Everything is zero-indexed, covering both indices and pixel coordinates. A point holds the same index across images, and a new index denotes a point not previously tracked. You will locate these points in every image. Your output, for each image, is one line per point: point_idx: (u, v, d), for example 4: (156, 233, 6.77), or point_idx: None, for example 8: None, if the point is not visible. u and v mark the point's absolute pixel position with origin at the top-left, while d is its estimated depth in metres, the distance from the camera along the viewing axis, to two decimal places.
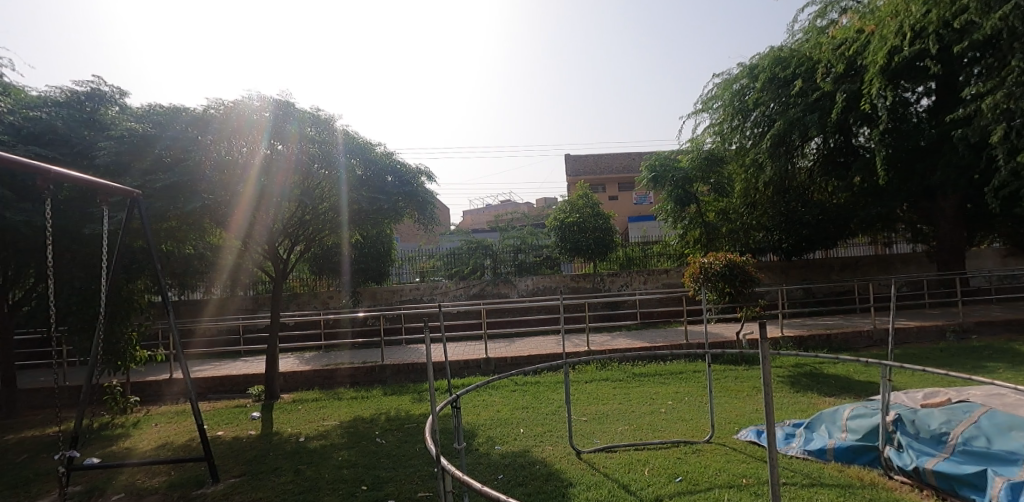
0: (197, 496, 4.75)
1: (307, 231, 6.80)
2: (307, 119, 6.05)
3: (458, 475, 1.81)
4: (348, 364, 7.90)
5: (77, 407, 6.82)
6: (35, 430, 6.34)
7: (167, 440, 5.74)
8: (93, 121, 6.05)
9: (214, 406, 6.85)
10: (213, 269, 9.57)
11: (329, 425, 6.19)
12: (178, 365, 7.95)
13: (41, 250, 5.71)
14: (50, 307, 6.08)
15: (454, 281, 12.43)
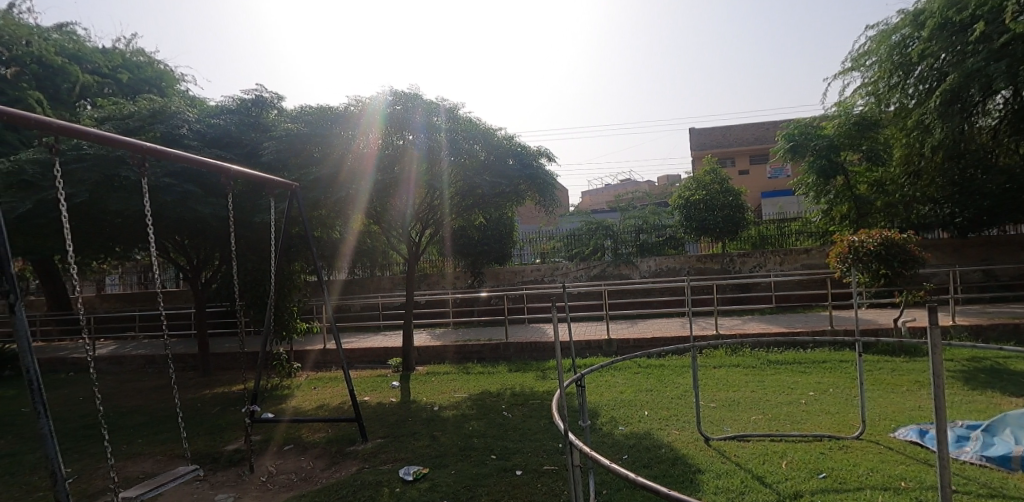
0: (350, 452, 5.39)
1: (437, 216, 7.21)
2: (435, 109, 6.39)
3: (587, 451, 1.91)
4: (476, 341, 8.33)
5: (255, 370, 8.02)
6: (225, 387, 7.60)
7: (324, 402, 6.52)
8: (259, 124, 6.89)
9: (361, 374, 7.65)
10: (354, 251, 10.54)
11: (460, 397, 6.60)
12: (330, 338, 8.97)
13: (225, 237, 6.69)
14: (231, 284, 7.15)
15: (574, 262, 12.47)
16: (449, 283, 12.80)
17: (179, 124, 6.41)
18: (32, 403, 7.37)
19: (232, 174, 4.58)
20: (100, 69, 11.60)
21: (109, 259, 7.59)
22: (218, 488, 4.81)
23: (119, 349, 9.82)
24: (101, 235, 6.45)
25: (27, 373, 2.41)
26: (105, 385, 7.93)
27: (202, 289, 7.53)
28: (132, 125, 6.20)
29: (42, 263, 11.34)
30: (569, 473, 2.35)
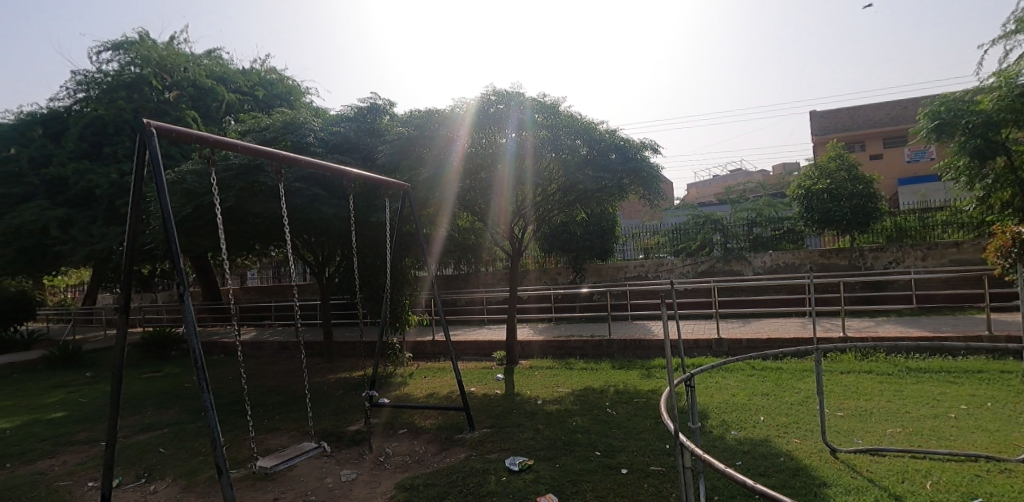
0: (459, 439, 5.63)
1: (539, 212, 7.28)
2: (536, 106, 6.48)
3: (701, 455, 1.95)
4: (578, 337, 8.35)
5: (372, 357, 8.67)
6: (346, 373, 8.31)
7: (434, 390, 6.87)
8: (374, 130, 7.41)
9: (467, 366, 7.97)
10: (459, 248, 10.99)
11: (563, 392, 6.63)
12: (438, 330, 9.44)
13: (346, 235, 7.29)
14: (352, 278, 7.79)
15: (680, 258, 12.04)
16: (551, 279, 12.99)
17: (307, 133, 7.08)
18: (194, 379, 8.57)
19: (351, 176, 5.07)
20: (241, 88, 13.21)
21: (251, 255, 8.61)
22: (343, 464, 5.27)
23: (259, 335, 11.12)
24: (246, 235, 7.32)
25: (193, 354, 2.85)
26: (250, 367, 9.02)
27: (326, 282, 8.28)
28: (268, 136, 6.96)
29: (199, 259, 13.16)
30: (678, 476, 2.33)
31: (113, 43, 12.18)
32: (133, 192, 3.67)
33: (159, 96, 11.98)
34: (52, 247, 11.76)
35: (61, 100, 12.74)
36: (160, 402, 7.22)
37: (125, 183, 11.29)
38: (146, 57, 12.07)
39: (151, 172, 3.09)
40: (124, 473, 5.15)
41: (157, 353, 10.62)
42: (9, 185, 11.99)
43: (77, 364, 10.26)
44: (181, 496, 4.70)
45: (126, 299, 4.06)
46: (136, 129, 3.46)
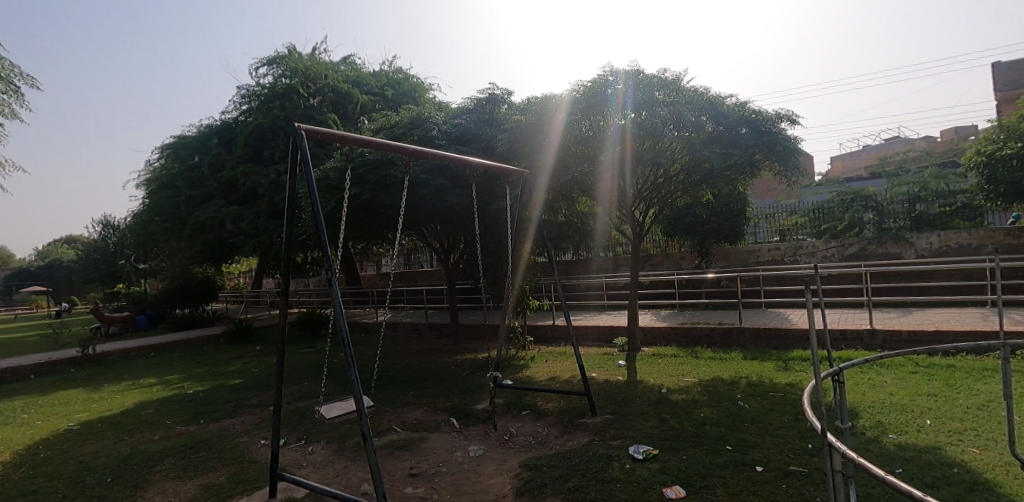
0: (581, 424, 5.64)
1: (660, 194, 6.99)
2: (656, 84, 6.23)
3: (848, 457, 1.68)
4: (706, 324, 7.95)
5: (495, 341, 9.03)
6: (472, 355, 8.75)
7: (556, 374, 6.95)
8: (493, 119, 7.63)
9: (588, 351, 7.96)
10: (577, 234, 11.01)
11: (689, 381, 6.35)
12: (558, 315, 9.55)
13: (470, 223, 7.61)
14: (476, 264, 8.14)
15: (823, 240, 10.95)
16: (675, 264, 12.58)
17: (432, 127, 7.50)
18: (341, 355, 9.57)
19: (473, 165, 5.26)
20: (373, 89, 14.34)
21: (386, 243, 9.37)
22: (471, 440, 5.56)
23: (393, 317, 12.10)
24: (380, 225, 7.98)
25: (342, 332, 3.16)
26: (387, 346, 9.86)
27: (451, 268, 8.74)
28: (398, 132, 7.49)
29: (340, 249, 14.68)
30: (827, 479, 1.99)
31: (268, 60, 14.03)
32: (287, 189, 4.14)
33: (305, 102, 13.53)
34: (227, 239, 13.84)
35: (231, 113, 14.95)
36: (314, 374, 8.17)
37: (280, 182, 12.91)
38: (293, 70, 13.69)
39: (302, 169, 3.45)
40: (288, 434, 5.91)
41: (309, 331, 12.04)
42: (195, 188, 14.33)
43: (248, 339, 11.98)
44: (334, 458, 5.29)
45: (286, 284, 4.61)
46: (289, 131, 3.88)
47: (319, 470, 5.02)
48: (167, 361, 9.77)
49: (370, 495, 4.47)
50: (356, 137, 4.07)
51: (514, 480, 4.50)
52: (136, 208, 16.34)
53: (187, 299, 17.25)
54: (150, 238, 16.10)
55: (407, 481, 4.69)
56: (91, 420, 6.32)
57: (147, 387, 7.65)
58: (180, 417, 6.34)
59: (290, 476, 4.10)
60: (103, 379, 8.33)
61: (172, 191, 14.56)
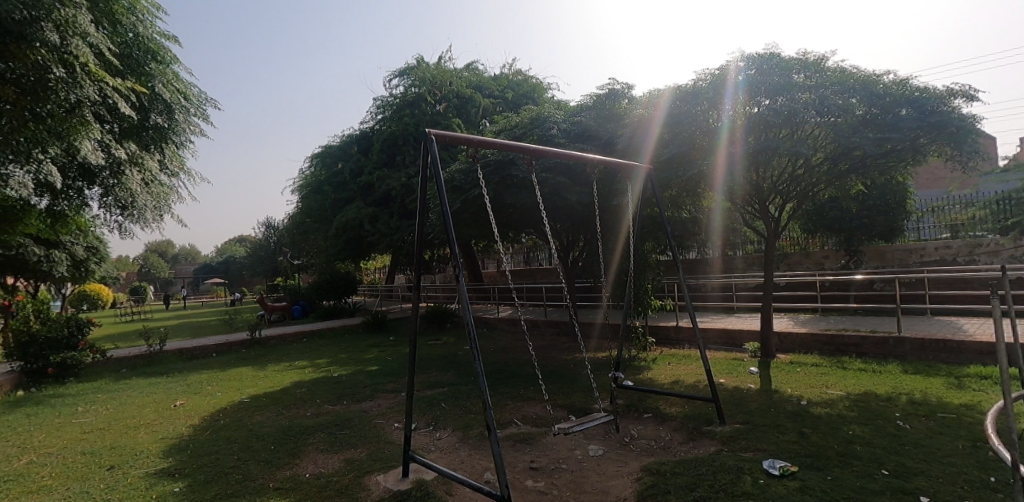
0: (708, 432, 5.33)
1: (800, 187, 6.43)
2: (794, 66, 5.80)
3: None
4: (854, 331, 7.14)
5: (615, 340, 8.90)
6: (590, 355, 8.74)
7: (680, 378, 6.66)
8: (613, 115, 7.53)
9: (715, 356, 7.54)
10: (703, 230, 10.56)
11: (835, 394, 5.74)
12: (681, 316, 9.19)
13: (589, 220, 7.61)
14: (594, 261, 8.09)
15: (1010, 237, 9.26)
16: (816, 264, 11.52)
17: (551, 126, 7.67)
18: (466, 348, 10.07)
19: (594, 163, 5.22)
20: (494, 92, 14.86)
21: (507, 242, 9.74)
22: (590, 439, 5.52)
23: (512, 314, 12.51)
24: (502, 223, 8.25)
25: (469, 327, 3.33)
26: (507, 341, 10.21)
27: (570, 265, 8.83)
28: (519, 133, 7.79)
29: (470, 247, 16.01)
30: None
31: (400, 71, 15.15)
32: (419, 191, 4.41)
33: (432, 108, 14.41)
34: (365, 238, 15.24)
35: (368, 122, 16.36)
36: (441, 364, 8.68)
37: (411, 185, 13.95)
38: (422, 79, 14.66)
39: (432, 171, 3.64)
40: (418, 419, 6.33)
41: (435, 324, 12.86)
42: (339, 192, 15.98)
43: (382, 330, 13.07)
44: (459, 445, 5.56)
45: (418, 279, 4.90)
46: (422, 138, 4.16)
47: (446, 455, 5.31)
48: (317, 346, 11.01)
49: (493, 484, 4.62)
50: (482, 140, 4.23)
51: (636, 484, 4.38)
52: (292, 210, 18.62)
53: (330, 292, 19.32)
54: (302, 236, 18.27)
55: (528, 474, 4.78)
56: (257, 395, 7.29)
57: (303, 368, 8.69)
58: (327, 397, 7.09)
59: (421, 458, 4.44)
60: (268, 360, 9.61)
61: (321, 195, 16.37)
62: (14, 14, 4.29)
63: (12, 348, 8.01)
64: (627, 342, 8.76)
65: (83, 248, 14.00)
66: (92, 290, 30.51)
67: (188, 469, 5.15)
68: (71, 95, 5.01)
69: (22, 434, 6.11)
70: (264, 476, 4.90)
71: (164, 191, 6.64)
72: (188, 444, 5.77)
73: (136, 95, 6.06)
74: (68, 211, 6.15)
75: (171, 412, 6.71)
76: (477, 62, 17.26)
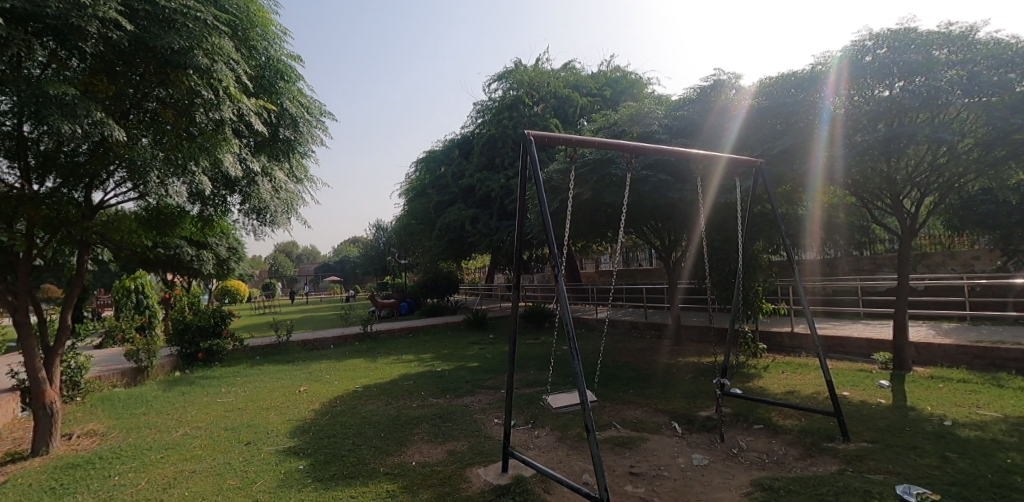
0: (828, 448, 4.89)
1: (943, 179, 5.69)
2: (934, 41, 5.27)
3: None
4: (1012, 344, 6.19)
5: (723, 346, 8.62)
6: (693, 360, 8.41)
7: (796, 389, 6.20)
8: (718, 107, 7.22)
9: (838, 366, 6.95)
10: (823, 228, 9.76)
11: (988, 416, 5.01)
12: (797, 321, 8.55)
13: (693, 219, 7.40)
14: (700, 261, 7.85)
15: None
16: (964, 266, 10.16)
17: (651, 122, 7.79)
18: (564, 348, 10.12)
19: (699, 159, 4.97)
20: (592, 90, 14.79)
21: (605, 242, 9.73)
22: (694, 448, 5.28)
23: (611, 315, 12.39)
24: (600, 222, 8.20)
25: (567, 326, 3.39)
26: (605, 343, 10.14)
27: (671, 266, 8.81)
28: (616, 130, 8.08)
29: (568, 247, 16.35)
30: None
31: (499, 75, 15.60)
32: (518, 192, 4.44)
33: (530, 110, 14.69)
34: (466, 239, 15.97)
35: (469, 127, 16.98)
36: (540, 363, 8.81)
37: (509, 186, 14.30)
38: (519, 82, 15.01)
39: (531, 172, 3.64)
40: (517, 416, 6.46)
41: (534, 323, 13.08)
42: (442, 195, 16.86)
43: (481, 328, 13.54)
44: (557, 445, 5.58)
45: (516, 279, 4.87)
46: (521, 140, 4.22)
47: (544, 454, 5.35)
48: (422, 342, 11.63)
49: (591, 486, 4.58)
50: (580, 140, 4.19)
51: (745, 499, 4.13)
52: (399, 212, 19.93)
53: (433, 290, 20.41)
54: (409, 238, 19.51)
55: (628, 479, 4.68)
56: (369, 385, 7.85)
57: (410, 362, 9.23)
58: (431, 390, 7.45)
59: (520, 455, 4.54)
60: (378, 353, 10.31)
61: (424, 198, 17.30)
62: (173, 44, 5.04)
63: (171, 335, 9.38)
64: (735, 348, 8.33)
65: (227, 248, 16.07)
66: (234, 286, 34.73)
67: (311, 449, 5.66)
68: (216, 114, 5.70)
69: (179, 409, 7.07)
70: (376, 461, 5.25)
71: (292, 197, 7.35)
72: (310, 426, 6.35)
73: (268, 112, 6.74)
74: (214, 216, 6.99)
75: (295, 397, 7.42)
76: (574, 61, 17.26)
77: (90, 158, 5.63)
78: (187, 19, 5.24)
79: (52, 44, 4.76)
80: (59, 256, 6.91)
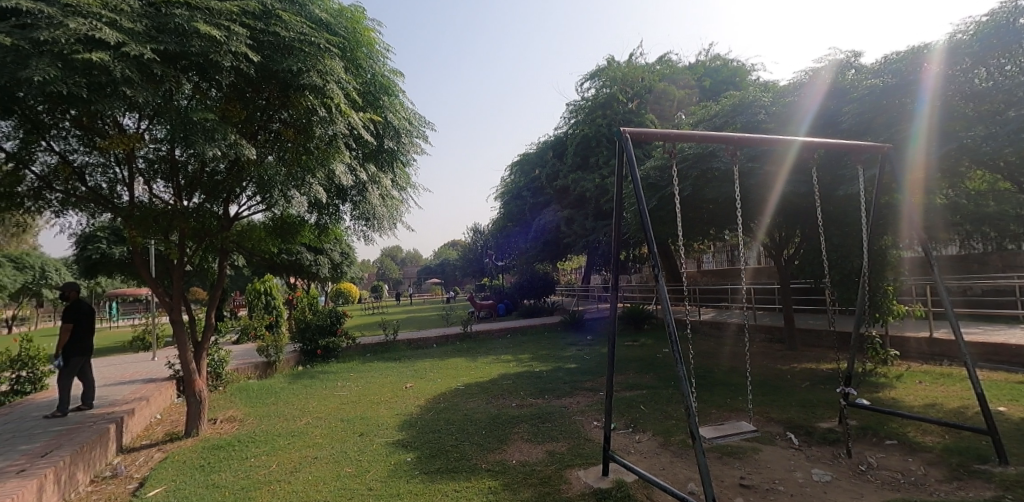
0: (981, 472, 4.29)
1: None
2: None
3: None
4: None
5: (846, 352, 8.08)
6: (810, 367, 7.79)
7: (936, 402, 5.54)
8: (835, 90, 6.81)
9: (991, 378, 6.12)
10: (968, 219, 8.63)
11: None
12: (937, 326, 7.65)
13: (810, 210, 7.14)
14: (819, 254, 7.53)
15: None
16: None
17: (757, 111, 7.39)
18: (664, 351, 9.81)
19: (810, 145, 4.49)
20: (690, 82, 14.48)
21: (708, 240, 9.40)
22: (814, 462, 4.85)
23: (715, 317, 11.94)
24: (703, 219, 7.88)
25: (670, 326, 3.21)
26: (710, 347, 9.71)
27: (783, 264, 8.73)
28: (719, 122, 7.75)
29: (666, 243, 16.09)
30: None
31: (591, 74, 15.51)
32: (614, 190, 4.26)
33: (624, 107, 14.56)
34: (562, 239, 16.30)
35: (562, 128, 17.00)
36: (639, 366, 8.59)
37: (604, 186, 14.22)
38: (612, 79, 14.86)
39: (626, 165, 3.46)
40: (617, 420, 6.35)
41: (633, 325, 12.83)
42: (538, 197, 17.24)
43: (578, 329, 13.55)
44: (659, 451, 5.39)
45: (614, 281, 4.66)
46: (615, 138, 4.02)
47: (645, 459, 5.18)
48: (519, 342, 11.87)
49: (698, 495, 4.37)
50: (681, 135, 3.94)
51: None
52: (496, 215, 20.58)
53: (530, 291, 20.84)
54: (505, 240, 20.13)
55: (738, 491, 4.39)
56: (470, 383, 8.13)
57: (509, 362, 9.44)
58: (530, 390, 7.55)
59: (621, 459, 4.43)
60: (477, 352, 10.68)
61: (521, 201, 17.83)
62: (293, 68, 5.53)
63: (295, 332, 10.37)
64: (860, 353, 7.65)
65: (340, 253, 17.51)
66: (346, 288, 37.64)
67: (418, 443, 5.97)
68: (329, 129, 6.15)
69: (304, 400, 7.81)
70: (478, 458, 5.41)
71: (396, 204, 7.81)
72: (417, 421, 6.70)
73: (374, 125, 7.20)
74: (329, 224, 7.60)
75: (403, 393, 7.86)
76: (669, 53, 16.81)
77: (227, 177, 6.31)
78: (304, 45, 5.74)
79: (196, 78, 5.41)
80: (204, 263, 7.88)
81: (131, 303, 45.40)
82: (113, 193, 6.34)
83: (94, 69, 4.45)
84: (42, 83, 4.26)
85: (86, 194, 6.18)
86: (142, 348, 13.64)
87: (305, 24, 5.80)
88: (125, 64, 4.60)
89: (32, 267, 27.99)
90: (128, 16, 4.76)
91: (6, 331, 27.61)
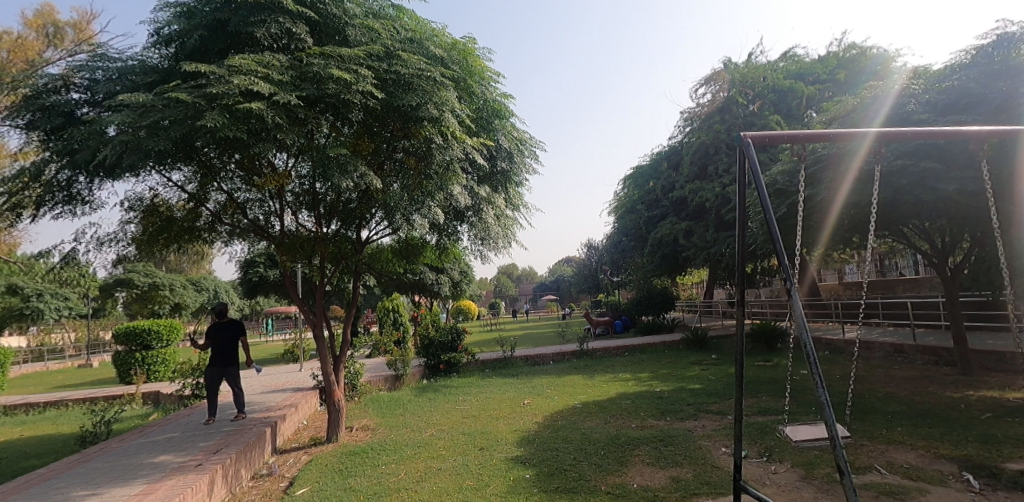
0: None
1: None
2: None
3: None
4: None
5: None
6: (992, 395, 6.59)
7: None
8: (1007, 69, 5.84)
9: None
10: None
11: None
12: None
13: (978, 215, 6.17)
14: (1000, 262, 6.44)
15: None
16: None
17: (906, 101, 6.60)
18: (803, 373, 8.90)
19: (981, 137, 3.71)
20: (821, 77, 13.61)
21: (852, 249, 8.50)
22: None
23: (862, 336, 10.64)
24: (846, 226, 7.11)
25: (805, 349, 2.54)
26: (858, 368, 8.67)
27: (949, 275, 7.58)
28: (858, 117, 7.06)
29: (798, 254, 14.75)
30: None
31: (706, 78, 14.91)
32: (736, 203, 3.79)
33: (745, 110, 13.92)
34: (680, 253, 15.67)
35: (677, 137, 16.49)
36: (772, 389, 7.88)
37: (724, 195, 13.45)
38: (732, 81, 14.30)
39: (749, 170, 3.12)
40: (749, 447, 5.85)
41: (764, 344, 11.85)
42: (652, 209, 16.75)
43: (700, 348, 12.80)
44: (801, 484, 4.81)
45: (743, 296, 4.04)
46: (735, 144, 3.57)
47: (785, 492, 4.66)
48: (639, 360, 11.48)
49: None
50: (812, 134, 3.42)
51: None
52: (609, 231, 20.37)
53: (646, 307, 20.18)
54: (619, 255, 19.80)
55: None
56: (588, 402, 8.01)
57: (628, 380, 9.17)
58: (650, 411, 7.24)
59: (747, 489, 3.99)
60: (595, 370, 10.46)
61: (636, 214, 17.45)
62: (412, 101, 5.93)
63: (421, 348, 11.02)
64: None
65: (459, 273, 18.40)
66: (466, 305, 39.38)
67: (537, 460, 5.99)
68: (446, 155, 6.46)
69: (428, 412, 8.24)
70: (598, 479, 5.26)
71: (510, 222, 8.01)
72: (534, 438, 6.73)
73: (487, 148, 7.49)
74: (449, 244, 8.00)
75: (521, 409, 7.97)
76: (795, 47, 15.71)
77: (359, 204, 6.90)
78: (422, 80, 6.14)
79: (331, 118, 6.04)
80: (341, 283, 8.70)
81: (282, 320, 51.49)
82: (267, 224, 7.25)
83: (251, 117, 5.15)
84: (214, 131, 5.02)
85: (248, 225, 7.14)
86: (291, 360, 15.36)
87: (423, 60, 6.22)
88: (275, 111, 5.26)
89: (208, 289, 32.91)
90: (277, 69, 5.45)
91: (190, 344, 32.79)
